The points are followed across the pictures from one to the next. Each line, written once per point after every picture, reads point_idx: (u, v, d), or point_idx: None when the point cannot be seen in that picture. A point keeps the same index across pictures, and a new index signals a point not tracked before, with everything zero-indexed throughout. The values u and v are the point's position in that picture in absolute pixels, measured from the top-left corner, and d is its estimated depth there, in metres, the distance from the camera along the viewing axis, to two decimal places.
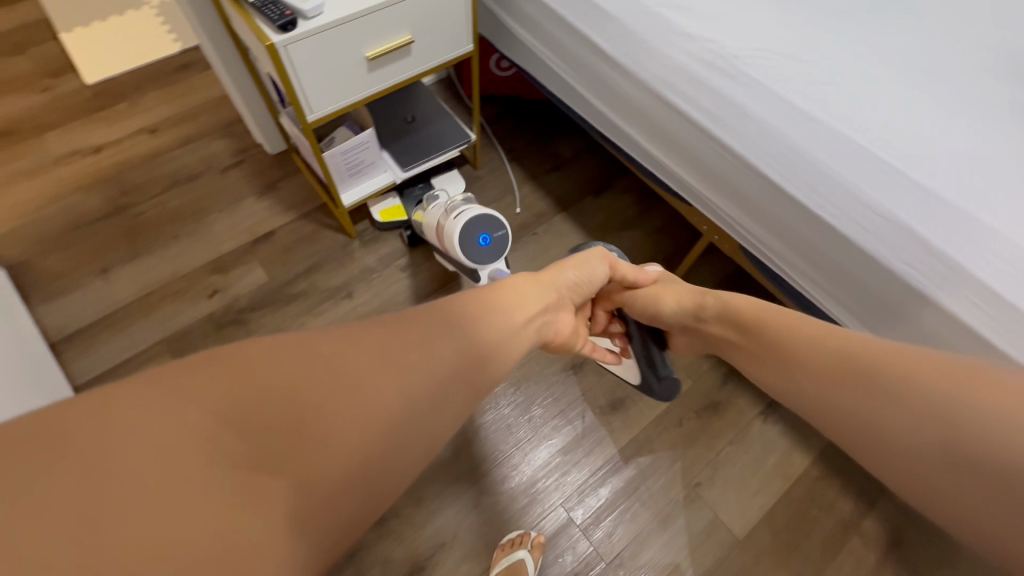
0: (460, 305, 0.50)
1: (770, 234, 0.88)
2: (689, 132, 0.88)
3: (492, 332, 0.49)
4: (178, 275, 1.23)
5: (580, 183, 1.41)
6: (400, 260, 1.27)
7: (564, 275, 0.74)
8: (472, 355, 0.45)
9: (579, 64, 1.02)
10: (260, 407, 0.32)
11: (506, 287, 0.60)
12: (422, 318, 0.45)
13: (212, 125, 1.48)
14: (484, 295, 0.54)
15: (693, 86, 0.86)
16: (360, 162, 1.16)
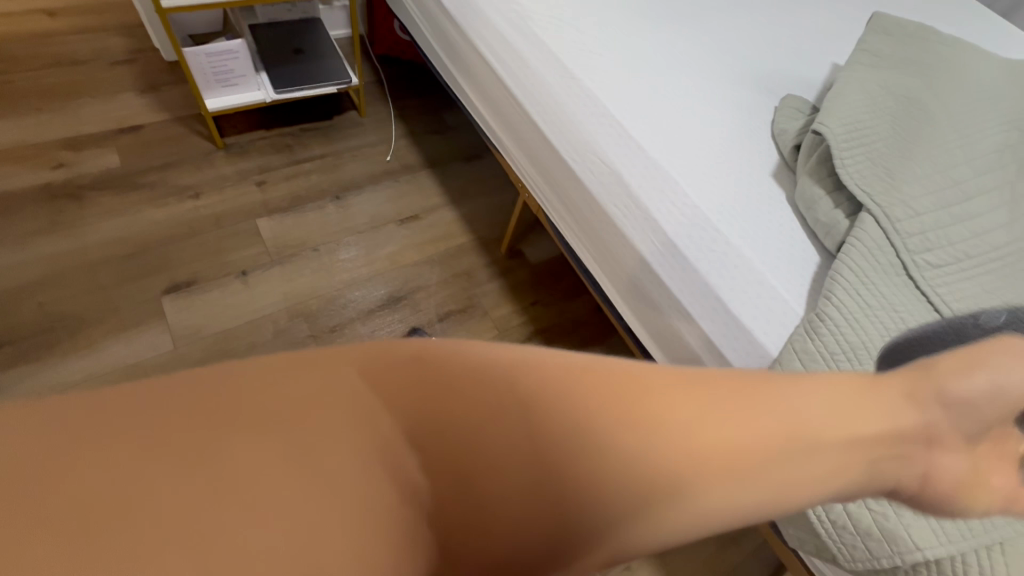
0: (697, 389, 0.36)
1: (562, 210, 0.91)
2: (502, 93, 0.93)
3: (719, 447, 0.35)
4: (29, 143, 1.24)
5: (455, 148, 1.50)
6: (256, 176, 1.32)
7: (842, 403, 0.40)
8: (713, 463, 0.34)
9: (425, 10, 1.09)
10: (444, 438, 0.31)
11: (816, 386, 0.40)
12: (649, 394, 0.35)
13: (116, 23, 1.50)
14: (762, 383, 0.39)
15: (503, 47, 0.91)
16: (228, 71, 1.22)
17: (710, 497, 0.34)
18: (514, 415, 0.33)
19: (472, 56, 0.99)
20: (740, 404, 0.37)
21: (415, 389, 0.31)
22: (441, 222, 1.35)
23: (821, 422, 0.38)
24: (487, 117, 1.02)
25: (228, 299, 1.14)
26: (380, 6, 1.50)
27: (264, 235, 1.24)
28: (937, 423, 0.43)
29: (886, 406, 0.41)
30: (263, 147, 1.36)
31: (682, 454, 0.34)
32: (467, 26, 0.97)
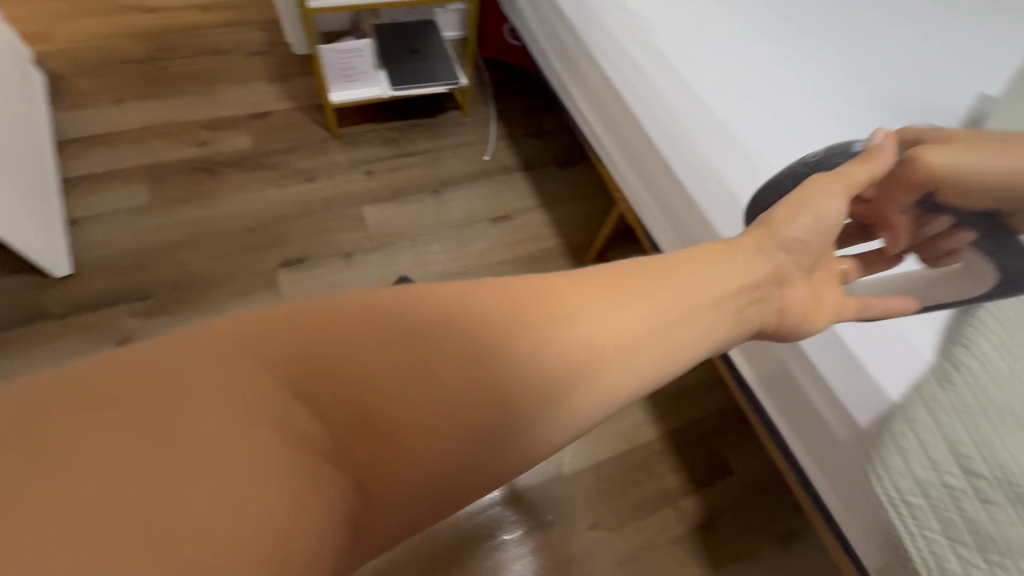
0: (550, 288, 0.35)
1: (664, 223, 0.91)
2: (615, 103, 0.95)
3: (608, 338, 0.35)
4: (178, 120, 1.40)
5: (549, 154, 1.52)
6: (364, 165, 1.41)
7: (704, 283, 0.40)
8: (604, 345, 0.35)
9: (544, 19, 1.12)
10: (313, 374, 0.27)
11: (664, 264, 0.40)
12: (515, 306, 0.33)
13: (257, 18, 1.65)
14: (644, 275, 0.39)
15: (621, 58, 0.93)
16: (353, 68, 1.31)
17: (610, 381, 0.35)
18: (363, 344, 0.29)
19: (586, 65, 1.01)
20: (601, 298, 0.36)
21: (301, 358, 0.27)
22: (530, 224, 1.39)
23: (692, 283, 0.40)
24: (594, 126, 1.04)
25: (332, 277, 1.23)
26: (493, 13, 1.55)
27: (369, 221, 1.32)
28: (792, 267, 0.46)
29: (736, 260, 0.43)
30: (372, 139, 1.45)
31: (567, 347, 0.33)
32: (585, 35, 0.98)
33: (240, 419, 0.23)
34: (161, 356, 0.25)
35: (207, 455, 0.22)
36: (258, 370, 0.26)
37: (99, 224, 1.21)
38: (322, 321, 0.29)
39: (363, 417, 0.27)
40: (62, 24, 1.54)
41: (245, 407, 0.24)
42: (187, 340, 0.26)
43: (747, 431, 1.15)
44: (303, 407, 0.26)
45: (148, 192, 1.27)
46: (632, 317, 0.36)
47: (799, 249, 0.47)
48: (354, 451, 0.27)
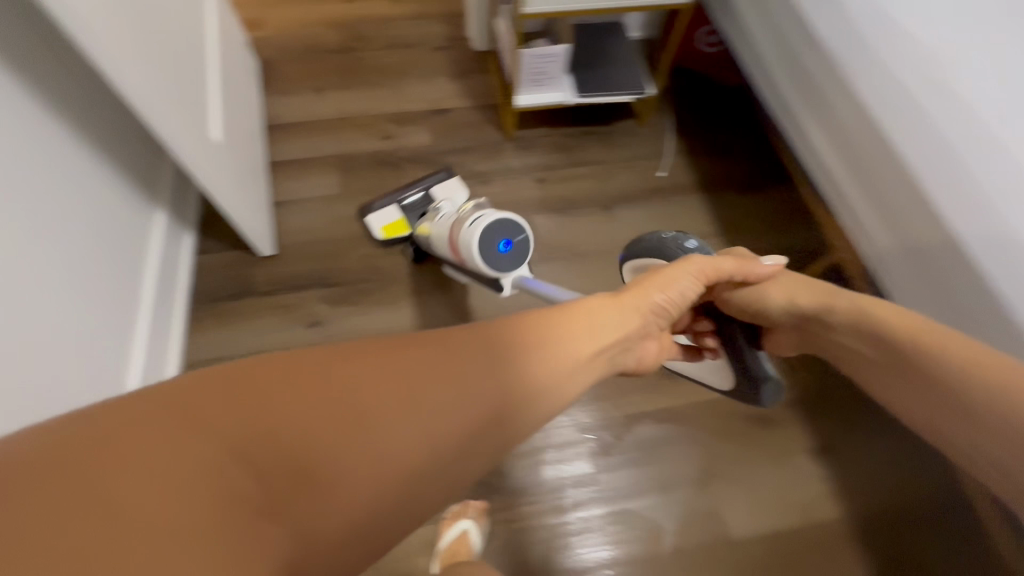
0: (447, 351, 0.41)
1: (902, 258, 0.86)
2: (859, 128, 0.89)
3: (518, 385, 0.43)
4: (368, 113, 1.46)
5: (731, 175, 1.39)
6: (537, 173, 1.38)
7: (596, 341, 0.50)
8: (513, 400, 0.42)
9: (783, 39, 1.03)
10: (250, 432, 0.34)
11: (574, 311, 0.51)
12: (433, 365, 0.40)
13: (440, 8, 1.64)
14: (532, 327, 0.47)
15: (879, 77, 0.84)
16: (543, 72, 1.26)
17: (517, 429, 0.43)
18: (290, 399, 0.35)
19: (827, 84, 0.94)
20: (489, 367, 0.42)
21: (245, 419, 0.34)
22: None
23: (604, 329, 0.52)
24: (822, 151, 1.00)
25: None
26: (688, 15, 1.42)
27: (539, 232, 1.30)
28: (656, 324, 0.60)
29: (611, 317, 0.54)
30: (546, 145, 1.41)
31: (475, 407, 0.40)
32: (835, 52, 0.90)
33: (185, 485, 0.31)
34: (142, 412, 0.33)
35: (162, 509, 0.30)
36: (215, 440, 0.33)
37: (298, 210, 1.31)
38: (247, 378, 0.36)
39: (298, 464, 0.34)
40: (268, 8, 1.62)
41: (209, 472, 0.32)
42: (155, 412, 0.33)
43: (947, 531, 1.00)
44: (246, 460, 0.33)
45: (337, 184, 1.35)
46: (521, 369, 0.44)
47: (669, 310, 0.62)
48: (286, 494, 0.33)
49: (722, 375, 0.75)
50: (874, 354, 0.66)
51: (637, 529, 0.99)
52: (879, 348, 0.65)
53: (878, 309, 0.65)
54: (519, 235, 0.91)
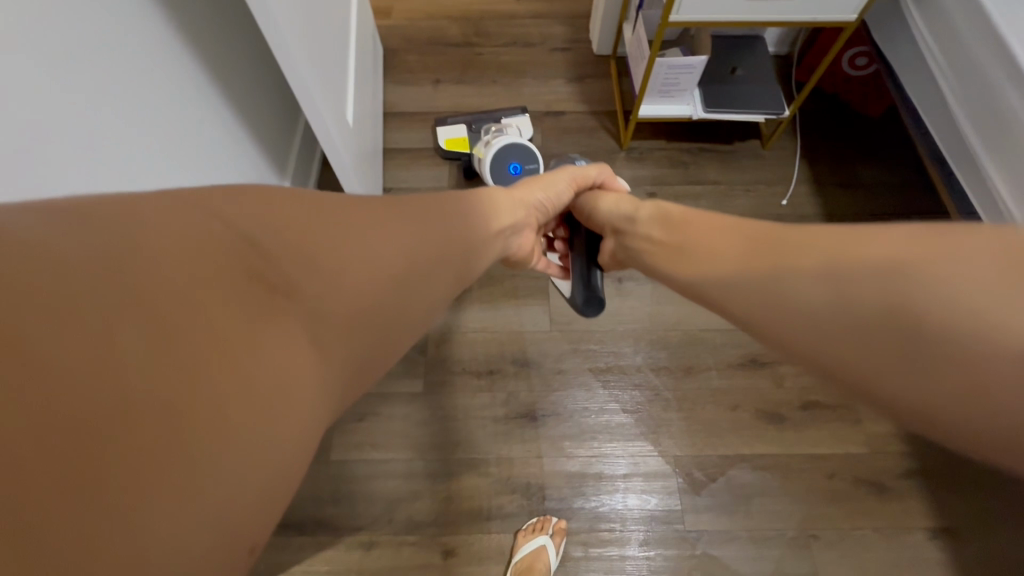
0: (381, 202, 0.52)
1: None
2: (1012, 100, 0.83)
3: (449, 240, 0.56)
4: (483, 109, 1.46)
5: (862, 212, 1.28)
6: (648, 187, 1.32)
7: (493, 223, 0.68)
8: (445, 252, 0.54)
9: (962, 63, 0.92)
10: (272, 235, 0.38)
11: (481, 199, 0.69)
12: (374, 203, 0.51)
13: (564, 11, 1.62)
14: (445, 202, 0.60)
15: None
16: (675, 84, 1.20)
17: (452, 273, 0.55)
18: (295, 221, 0.41)
19: (980, 58, 0.88)
20: (415, 216, 0.53)
21: (254, 215, 0.38)
22: None
23: (501, 212, 0.71)
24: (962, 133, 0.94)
25: None
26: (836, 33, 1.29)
27: None
28: (534, 222, 0.81)
29: (506, 209, 0.73)
30: (661, 159, 1.35)
31: (418, 246, 0.51)
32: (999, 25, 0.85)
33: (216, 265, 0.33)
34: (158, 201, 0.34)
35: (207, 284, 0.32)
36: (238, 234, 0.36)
37: None
38: (255, 192, 0.40)
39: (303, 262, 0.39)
40: None
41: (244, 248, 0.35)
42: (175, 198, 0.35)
43: None
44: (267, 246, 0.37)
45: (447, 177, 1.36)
46: (464, 228, 0.60)
47: (543, 215, 0.83)
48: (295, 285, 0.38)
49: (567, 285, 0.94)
50: (661, 236, 0.66)
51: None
52: (676, 243, 0.63)
53: (697, 217, 0.63)
54: (528, 163, 1.27)
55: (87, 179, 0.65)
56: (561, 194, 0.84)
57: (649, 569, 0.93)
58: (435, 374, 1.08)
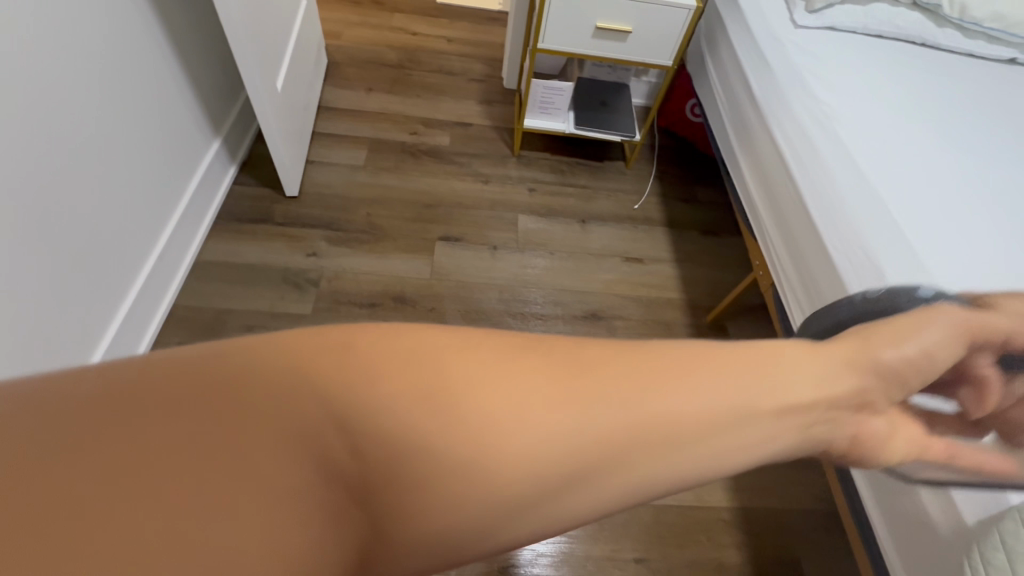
0: (515, 366, 0.29)
1: (771, 218, 1.12)
2: (755, 119, 1.18)
3: (616, 443, 0.29)
4: (404, 114, 1.75)
5: (696, 219, 1.61)
6: (530, 184, 1.62)
7: (731, 408, 0.32)
8: (647, 438, 0.29)
9: (731, 93, 1.29)
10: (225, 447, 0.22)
11: (702, 355, 0.33)
12: (478, 409, 0.27)
13: (484, 55, 2.00)
14: (681, 363, 0.32)
15: (767, 81, 1.16)
16: (551, 103, 1.55)
17: (645, 472, 0.30)
18: (367, 382, 0.26)
19: (739, 90, 1.24)
20: (608, 396, 0.29)
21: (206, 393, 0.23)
22: (658, 273, 1.47)
23: (735, 385, 0.33)
24: (733, 145, 1.28)
25: (476, 259, 1.43)
26: (679, 88, 1.70)
27: (520, 227, 1.51)
28: (883, 396, 0.41)
29: (799, 372, 0.36)
30: (543, 165, 1.66)
31: (536, 462, 0.27)
32: (747, 65, 1.21)
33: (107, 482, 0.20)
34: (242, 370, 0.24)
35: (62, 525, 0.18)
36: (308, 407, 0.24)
37: (325, 169, 1.55)
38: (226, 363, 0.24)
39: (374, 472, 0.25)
40: (346, 27, 1.99)
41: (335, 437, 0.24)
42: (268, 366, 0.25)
43: (826, 536, 1.10)
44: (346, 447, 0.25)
45: (365, 312, 1.29)
46: (661, 414, 0.30)
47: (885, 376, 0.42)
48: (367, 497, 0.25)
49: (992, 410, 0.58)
50: None
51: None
52: None
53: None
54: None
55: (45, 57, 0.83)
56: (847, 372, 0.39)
57: None
58: (326, 302, 1.30)
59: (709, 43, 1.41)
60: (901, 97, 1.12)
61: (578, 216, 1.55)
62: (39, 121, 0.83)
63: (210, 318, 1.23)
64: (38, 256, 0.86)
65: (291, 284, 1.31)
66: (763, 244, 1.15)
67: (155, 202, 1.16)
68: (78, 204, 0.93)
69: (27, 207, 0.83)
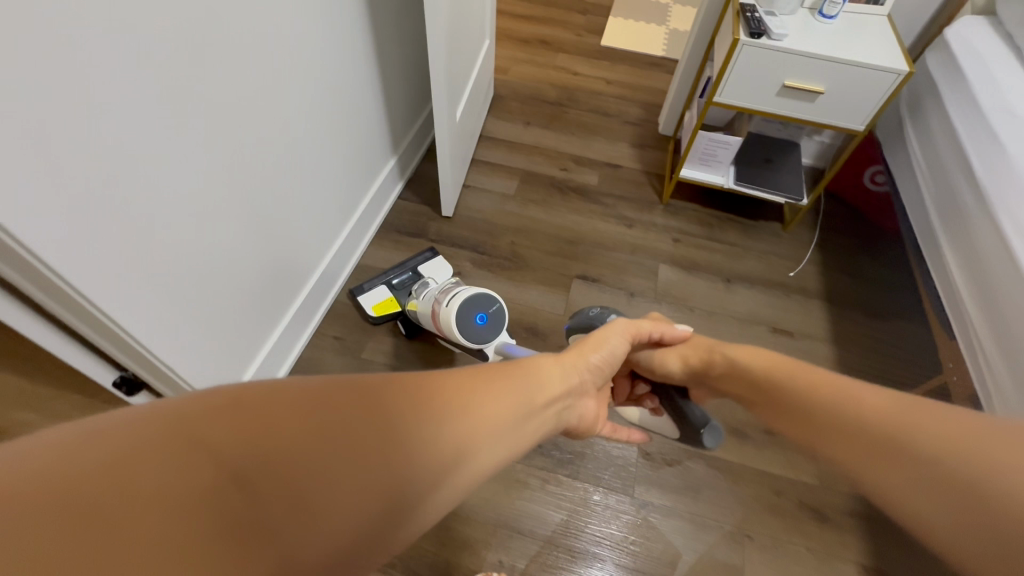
0: (379, 388, 0.34)
1: (983, 320, 0.97)
2: (973, 202, 1.03)
3: (490, 426, 0.40)
4: (557, 150, 1.80)
5: (864, 298, 1.44)
6: (675, 234, 1.57)
7: (536, 395, 0.48)
8: (482, 440, 0.38)
9: (941, 170, 1.14)
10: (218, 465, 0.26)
11: (512, 369, 0.49)
12: (404, 407, 0.34)
13: (642, 100, 2.00)
14: (497, 371, 0.46)
15: (991, 160, 1.00)
16: (714, 155, 1.49)
17: (508, 439, 0.41)
18: (296, 405, 0.29)
19: (954, 168, 1.10)
20: (451, 410, 0.37)
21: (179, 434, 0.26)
22: (810, 351, 1.33)
23: (534, 380, 0.50)
24: (937, 229, 1.13)
25: (611, 302, 1.40)
26: (862, 153, 1.55)
27: (660, 277, 1.47)
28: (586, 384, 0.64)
29: (535, 381, 0.50)
30: (691, 217, 1.61)
31: (449, 439, 0.35)
32: (969, 140, 1.06)
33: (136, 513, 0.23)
34: (120, 442, 0.25)
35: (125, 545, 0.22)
36: (206, 459, 0.26)
37: (478, 193, 1.65)
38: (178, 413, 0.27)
39: (277, 498, 0.27)
40: (514, 64, 2.12)
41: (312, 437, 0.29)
42: (223, 403, 0.28)
43: None
44: (247, 491, 0.26)
45: None
46: (497, 403, 0.42)
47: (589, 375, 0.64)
48: (270, 520, 0.26)
49: (664, 428, 0.90)
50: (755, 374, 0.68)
51: (657, 548, 1.02)
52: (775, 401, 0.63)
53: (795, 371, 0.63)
54: (491, 309, 1.09)
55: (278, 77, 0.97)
56: (586, 374, 0.63)
57: (624, 555, 1.01)
58: None
59: (915, 112, 1.27)
60: None
61: (723, 275, 1.47)
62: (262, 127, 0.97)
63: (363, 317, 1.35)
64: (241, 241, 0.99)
65: None
66: (965, 347, 1.00)
67: (336, 208, 1.30)
68: (276, 196, 1.07)
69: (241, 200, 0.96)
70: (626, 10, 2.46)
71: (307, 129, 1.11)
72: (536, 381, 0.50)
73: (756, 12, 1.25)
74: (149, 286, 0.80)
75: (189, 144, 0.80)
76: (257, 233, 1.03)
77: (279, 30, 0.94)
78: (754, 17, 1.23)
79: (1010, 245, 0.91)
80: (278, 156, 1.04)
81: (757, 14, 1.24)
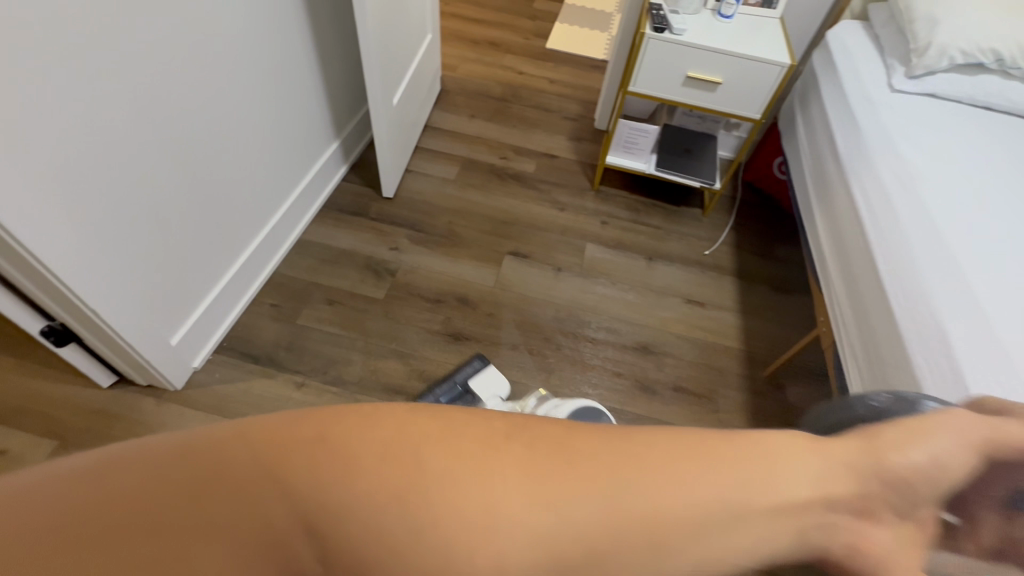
0: (478, 446, 0.26)
1: (836, 272, 1.09)
2: (835, 174, 1.17)
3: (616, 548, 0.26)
4: (498, 140, 1.91)
5: (769, 274, 1.58)
6: (603, 217, 1.68)
7: (773, 501, 0.29)
8: (645, 547, 0.26)
9: (817, 149, 1.28)
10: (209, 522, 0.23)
11: (739, 450, 0.29)
12: (455, 495, 0.25)
13: (581, 98, 2.14)
14: (710, 448, 0.29)
15: (851, 139, 1.15)
16: (635, 143, 1.63)
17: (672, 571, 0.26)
18: (318, 466, 0.24)
19: (825, 148, 1.24)
20: (591, 488, 0.26)
21: (190, 483, 0.23)
22: (718, 320, 1.46)
23: (775, 476, 0.30)
24: (811, 201, 1.27)
25: (539, 276, 1.50)
26: (770, 146, 1.71)
27: (587, 254, 1.57)
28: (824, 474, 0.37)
29: (800, 467, 0.30)
30: (619, 202, 1.73)
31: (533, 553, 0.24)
32: (836, 121, 1.21)
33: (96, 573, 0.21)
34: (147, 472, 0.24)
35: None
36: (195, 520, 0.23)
37: (420, 178, 1.73)
38: (211, 450, 0.25)
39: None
40: (463, 62, 2.24)
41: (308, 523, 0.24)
42: (241, 446, 0.25)
43: None
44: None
45: (431, 303, 1.41)
46: (671, 518, 0.26)
47: (901, 490, 0.34)
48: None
49: None
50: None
51: None
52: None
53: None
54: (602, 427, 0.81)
55: (214, 52, 1.04)
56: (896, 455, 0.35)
57: None
58: (398, 290, 1.43)
59: (802, 104, 1.43)
60: (999, 171, 1.06)
61: (644, 253, 1.59)
62: (196, 96, 1.03)
63: (300, 288, 1.41)
64: (174, 204, 1.05)
65: (371, 271, 1.46)
66: (826, 298, 1.13)
67: (275, 183, 1.37)
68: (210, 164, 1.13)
69: (172, 163, 1.01)
70: (572, 17, 2.61)
71: (244, 102, 1.17)
72: (776, 463, 0.30)
73: (662, 11, 1.39)
74: (74, 230, 0.85)
75: (118, 101, 0.86)
76: (191, 197, 1.09)
77: (215, 8, 1.01)
78: (660, 15, 1.37)
79: (859, 206, 1.04)
80: (214, 126, 1.10)
81: (663, 13, 1.38)
